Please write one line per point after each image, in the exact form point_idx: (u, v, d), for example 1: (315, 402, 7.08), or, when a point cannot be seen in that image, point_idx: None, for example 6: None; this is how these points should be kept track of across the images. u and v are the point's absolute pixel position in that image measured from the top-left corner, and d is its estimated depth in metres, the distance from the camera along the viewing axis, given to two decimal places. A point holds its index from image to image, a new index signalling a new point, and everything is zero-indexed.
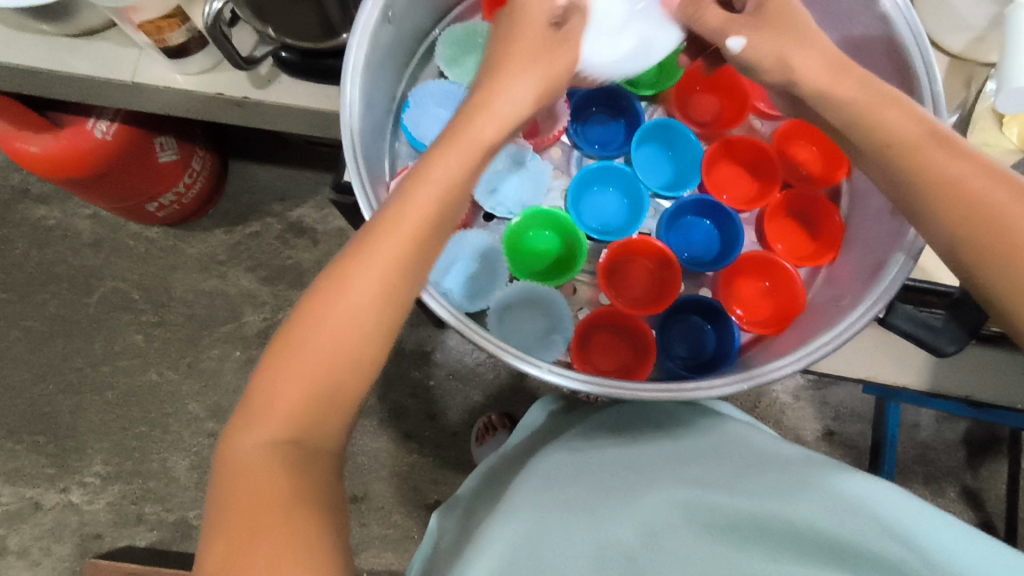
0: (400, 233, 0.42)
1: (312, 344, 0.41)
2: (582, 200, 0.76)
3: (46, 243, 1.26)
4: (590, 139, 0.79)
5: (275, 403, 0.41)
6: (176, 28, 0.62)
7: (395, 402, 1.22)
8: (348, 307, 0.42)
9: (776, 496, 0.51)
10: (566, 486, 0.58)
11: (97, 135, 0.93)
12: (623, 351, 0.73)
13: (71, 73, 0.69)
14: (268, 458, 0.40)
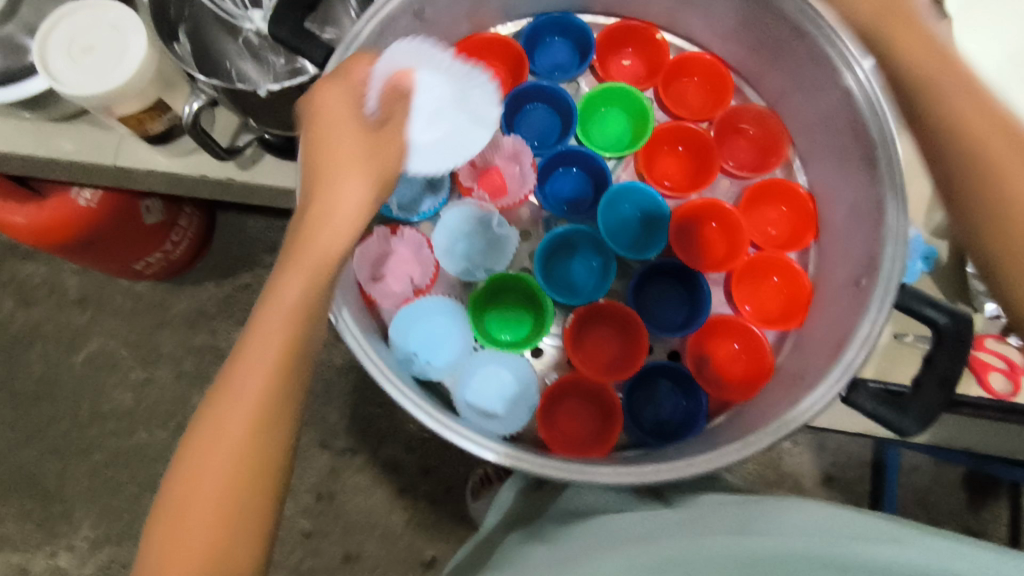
0: (280, 315, 0.42)
1: (213, 432, 0.42)
2: (548, 261, 0.67)
3: (33, 301, 1.25)
4: (557, 197, 0.69)
5: (191, 493, 0.41)
6: (156, 119, 0.62)
7: (389, 457, 1.20)
8: (268, 340, 0.42)
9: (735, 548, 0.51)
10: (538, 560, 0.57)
11: (82, 204, 0.92)
12: (590, 421, 0.64)
13: (51, 157, 0.69)
14: (198, 541, 0.41)
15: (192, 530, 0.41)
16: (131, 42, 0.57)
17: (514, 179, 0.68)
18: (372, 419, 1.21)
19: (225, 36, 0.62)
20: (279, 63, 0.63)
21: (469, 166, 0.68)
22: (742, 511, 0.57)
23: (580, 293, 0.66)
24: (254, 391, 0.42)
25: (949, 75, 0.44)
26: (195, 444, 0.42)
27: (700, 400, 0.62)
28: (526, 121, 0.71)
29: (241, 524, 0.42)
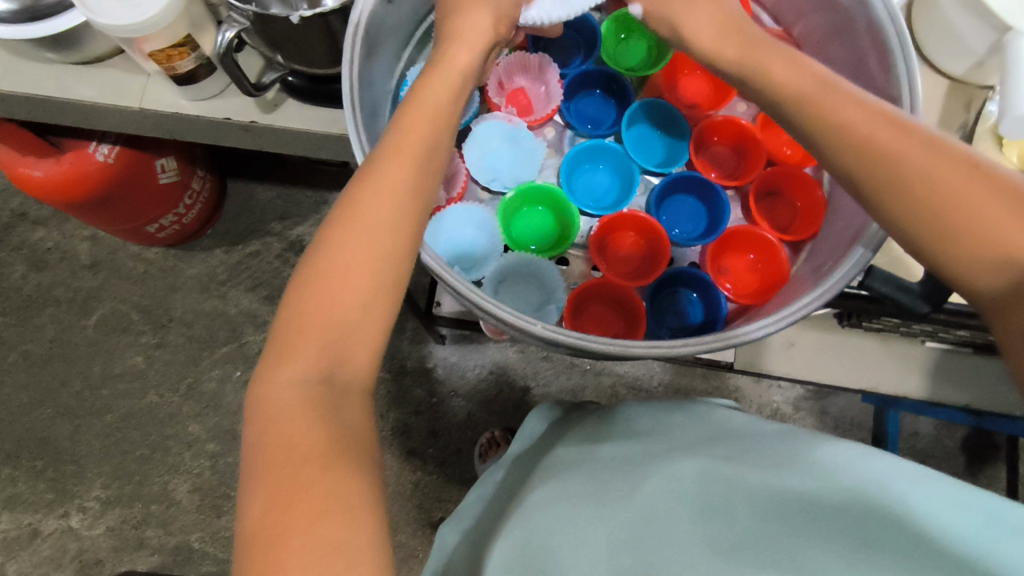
0: (366, 215, 0.44)
1: (302, 327, 0.42)
2: (573, 176, 0.72)
3: (45, 266, 1.26)
4: (581, 118, 0.74)
5: (284, 388, 0.41)
6: (186, 56, 0.63)
7: (398, 419, 1.22)
8: (366, 228, 0.44)
9: (773, 470, 0.49)
10: (568, 481, 0.56)
11: (99, 158, 0.93)
12: (615, 323, 0.69)
13: (78, 100, 0.70)
14: (293, 437, 0.40)
15: (290, 426, 0.40)
16: None
17: (539, 97, 0.74)
18: (381, 383, 1.23)
19: None
20: None
21: (497, 85, 0.73)
22: (798, 442, 0.53)
23: (605, 206, 0.71)
24: (346, 285, 0.43)
25: (837, 103, 0.46)
26: (284, 340, 0.42)
27: (717, 299, 0.66)
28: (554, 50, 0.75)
29: (337, 419, 0.41)
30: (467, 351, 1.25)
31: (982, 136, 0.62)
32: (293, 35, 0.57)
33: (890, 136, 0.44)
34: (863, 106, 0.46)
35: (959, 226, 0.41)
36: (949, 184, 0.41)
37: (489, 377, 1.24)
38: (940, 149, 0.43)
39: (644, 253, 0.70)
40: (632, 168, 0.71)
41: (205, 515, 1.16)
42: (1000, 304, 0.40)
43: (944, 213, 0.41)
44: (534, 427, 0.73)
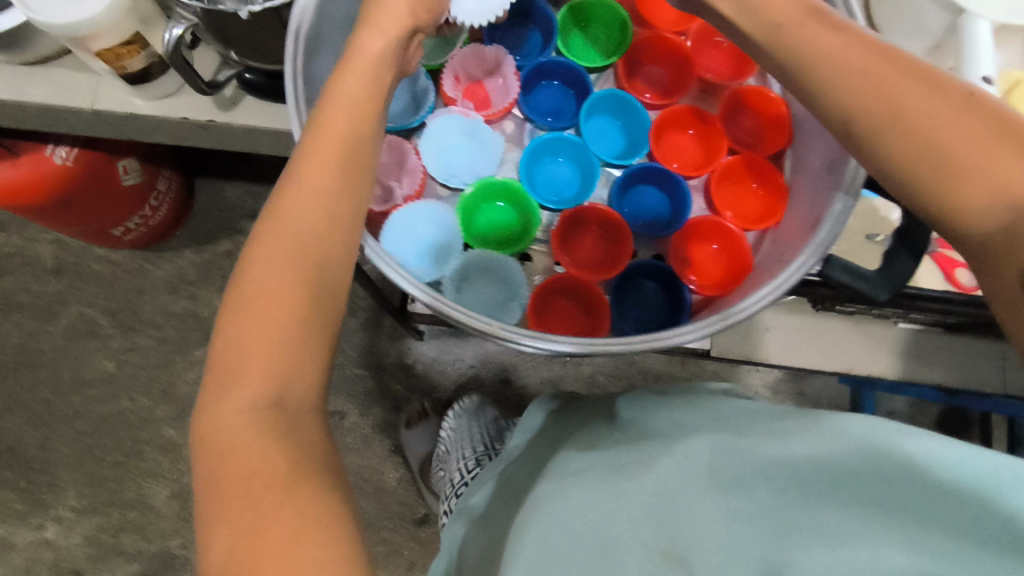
0: (288, 227, 0.43)
1: (241, 347, 0.41)
2: (534, 169, 0.72)
3: (6, 272, 1.22)
4: (540, 108, 0.74)
5: (227, 418, 0.40)
6: (135, 54, 0.61)
7: (377, 416, 1.21)
8: (293, 239, 0.43)
9: (783, 440, 0.49)
10: (582, 469, 0.54)
11: (57, 161, 0.91)
12: (579, 316, 0.69)
13: (24, 101, 0.67)
14: (257, 472, 0.38)
15: (245, 460, 0.39)
16: None
17: (496, 91, 0.73)
18: (360, 380, 1.22)
19: None
20: None
21: (453, 79, 0.72)
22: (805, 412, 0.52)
23: (564, 199, 0.71)
24: (279, 300, 0.41)
25: (827, 36, 0.46)
26: (225, 367, 0.41)
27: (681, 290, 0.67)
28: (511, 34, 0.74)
29: (297, 437, 0.40)
30: (446, 345, 1.24)
31: None
32: (244, 30, 0.56)
33: (885, 70, 0.43)
34: (861, 41, 0.45)
35: (958, 160, 0.39)
36: (944, 117, 0.40)
37: (469, 371, 1.24)
38: (936, 85, 0.42)
39: (607, 247, 0.71)
40: (591, 160, 0.71)
41: (185, 520, 1.15)
42: (994, 245, 0.38)
43: (939, 148, 0.40)
44: (534, 417, 0.75)
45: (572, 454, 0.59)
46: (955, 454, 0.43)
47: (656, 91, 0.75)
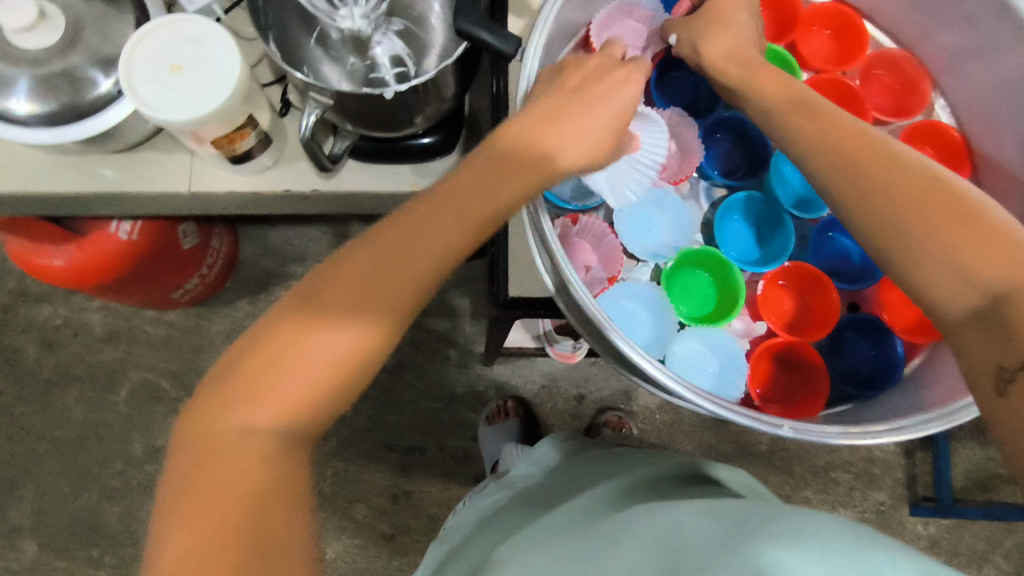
0: (356, 278, 0.44)
1: (285, 382, 0.43)
2: (725, 231, 0.65)
3: (58, 345, 1.19)
4: (712, 163, 0.68)
5: (256, 433, 0.42)
6: (246, 136, 0.59)
7: (458, 449, 1.19)
8: (333, 322, 0.44)
9: (687, 534, 0.47)
10: (554, 515, 0.61)
11: (122, 237, 0.87)
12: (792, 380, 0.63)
13: (121, 192, 0.65)
14: (262, 483, 0.41)
15: (226, 477, 0.40)
16: (223, 57, 0.53)
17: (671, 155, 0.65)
18: (435, 414, 1.20)
19: (301, 30, 0.59)
20: (351, 61, 0.61)
21: None
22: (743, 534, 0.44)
23: (754, 258, 0.65)
24: (330, 350, 0.43)
25: (808, 118, 0.53)
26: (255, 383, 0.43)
27: (896, 345, 0.61)
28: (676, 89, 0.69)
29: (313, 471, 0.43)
30: (515, 368, 1.21)
31: None
32: (376, 105, 0.54)
33: (858, 148, 0.50)
34: (843, 125, 0.51)
35: (920, 234, 0.45)
36: (906, 194, 0.46)
37: (542, 392, 1.21)
38: (904, 166, 0.48)
39: (803, 305, 0.65)
40: (785, 218, 0.65)
41: None
42: (963, 329, 0.43)
43: (905, 219, 0.46)
44: (545, 451, 0.80)
45: (571, 506, 0.61)
46: (771, 545, 0.42)
47: None
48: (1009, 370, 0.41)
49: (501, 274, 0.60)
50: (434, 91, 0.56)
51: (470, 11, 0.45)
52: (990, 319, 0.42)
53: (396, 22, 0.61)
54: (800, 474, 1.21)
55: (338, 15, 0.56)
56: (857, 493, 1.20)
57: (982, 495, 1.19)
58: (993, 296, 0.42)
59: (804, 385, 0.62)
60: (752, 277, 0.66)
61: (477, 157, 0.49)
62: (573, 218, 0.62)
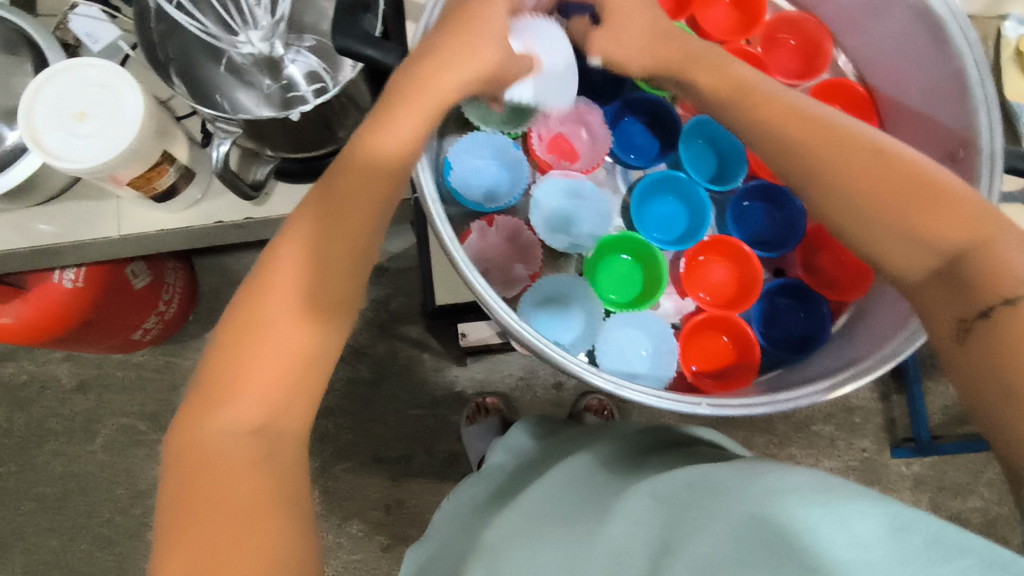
0: (262, 320, 0.40)
1: (224, 449, 0.39)
2: (641, 213, 0.65)
3: (28, 401, 1.17)
4: (627, 146, 0.65)
5: (217, 510, 0.37)
6: (165, 173, 0.58)
7: (445, 451, 1.18)
8: (264, 336, 0.40)
9: (712, 499, 0.44)
10: (547, 501, 0.57)
11: (68, 286, 0.85)
12: (723, 351, 0.63)
13: (50, 244, 0.64)
14: (252, 548, 0.37)
15: (202, 564, 0.36)
16: (125, 97, 0.52)
17: (583, 144, 0.64)
18: (417, 420, 1.19)
19: (207, 59, 0.57)
20: (266, 83, 0.60)
21: (535, 139, 0.63)
22: (757, 488, 0.43)
23: (676, 238, 0.65)
24: (262, 399, 0.40)
25: (755, 101, 0.49)
26: (210, 439, 0.39)
27: (821, 305, 0.62)
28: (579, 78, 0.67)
29: (294, 513, 0.40)
30: (491, 364, 1.21)
31: (1006, 63, 0.63)
32: (289, 130, 0.53)
33: (806, 130, 0.47)
34: (783, 104, 0.48)
35: (883, 219, 0.44)
36: (864, 173, 0.44)
37: (519, 384, 1.21)
38: (853, 143, 0.45)
39: (734, 275, 0.64)
40: (700, 193, 0.63)
41: None
42: (926, 289, 0.45)
43: (873, 206, 0.44)
44: (518, 438, 0.74)
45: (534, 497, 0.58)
46: (799, 508, 0.39)
47: None
48: (968, 322, 0.43)
49: (431, 284, 0.62)
50: (345, 108, 0.55)
51: (353, 26, 0.44)
52: (949, 278, 0.43)
53: (308, 38, 0.61)
54: (783, 431, 1.22)
55: (238, 42, 0.55)
56: (841, 442, 1.22)
57: (961, 429, 1.21)
58: (949, 257, 0.43)
59: (736, 357, 0.62)
60: (676, 256, 0.65)
61: (379, 126, 0.43)
62: (489, 220, 0.62)
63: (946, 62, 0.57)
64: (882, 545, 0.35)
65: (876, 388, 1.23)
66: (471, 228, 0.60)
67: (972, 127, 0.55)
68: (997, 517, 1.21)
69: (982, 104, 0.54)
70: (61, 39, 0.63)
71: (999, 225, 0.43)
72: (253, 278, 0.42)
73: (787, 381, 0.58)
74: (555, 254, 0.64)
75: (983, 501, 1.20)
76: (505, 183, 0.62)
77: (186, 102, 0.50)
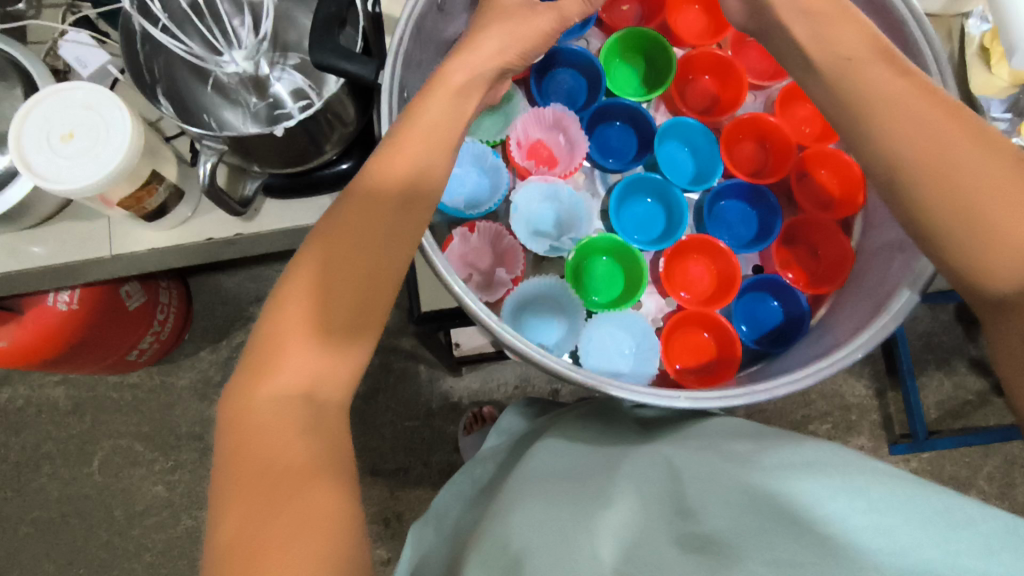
0: (314, 292, 0.42)
1: (272, 414, 0.40)
2: (620, 215, 0.65)
3: (24, 425, 1.17)
4: (604, 152, 0.67)
5: (271, 466, 0.38)
6: (154, 192, 0.59)
7: (443, 461, 1.18)
8: (308, 307, 0.42)
9: (738, 465, 0.47)
10: (553, 457, 0.57)
11: (62, 308, 0.85)
12: (706, 348, 0.64)
13: (43, 265, 0.65)
14: (305, 501, 0.37)
15: (258, 515, 0.36)
16: (113, 118, 0.53)
17: (561, 150, 0.66)
18: (413, 432, 1.19)
19: (194, 80, 0.58)
20: (252, 101, 0.61)
21: (515, 146, 0.64)
22: (768, 466, 0.45)
23: (656, 237, 0.66)
24: (306, 370, 0.41)
25: (886, 75, 0.47)
26: (256, 406, 0.40)
27: (799, 299, 0.62)
28: (553, 86, 0.68)
29: (344, 472, 0.40)
30: (485, 374, 1.22)
31: (971, 59, 0.65)
32: (274, 145, 0.54)
33: (930, 108, 0.45)
34: (908, 83, 0.46)
35: (986, 203, 0.42)
36: (994, 178, 0.42)
37: (515, 392, 1.22)
38: (989, 142, 0.44)
39: (713, 274, 0.66)
40: (677, 193, 0.64)
41: None
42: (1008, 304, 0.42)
43: (982, 189, 0.42)
44: (512, 420, 0.74)
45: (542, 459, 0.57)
46: (809, 483, 0.41)
47: (706, 106, 0.69)
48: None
49: (415, 290, 0.64)
50: (328, 123, 0.56)
51: (326, 41, 0.46)
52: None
53: (292, 56, 0.62)
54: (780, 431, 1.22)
55: (222, 62, 0.56)
56: (837, 441, 1.22)
57: (957, 423, 1.21)
58: None
59: (719, 350, 0.62)
60: (655, 255, 0.66)
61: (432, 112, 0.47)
62: (472, 226, 0.62)
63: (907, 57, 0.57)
64: (893, 511, 0.38)
65: (871, 385, 1.24)
66: (452, 235, 0.60)
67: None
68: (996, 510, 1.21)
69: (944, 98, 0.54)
70: (52, 65, 0.65)
71: None
72: (296, 257, 0.44)
73: (768, 372, 0.58)
74: (539, 259, 0.65)
75: (982, 495, 1.20)
76: (486, 189, 0.63)
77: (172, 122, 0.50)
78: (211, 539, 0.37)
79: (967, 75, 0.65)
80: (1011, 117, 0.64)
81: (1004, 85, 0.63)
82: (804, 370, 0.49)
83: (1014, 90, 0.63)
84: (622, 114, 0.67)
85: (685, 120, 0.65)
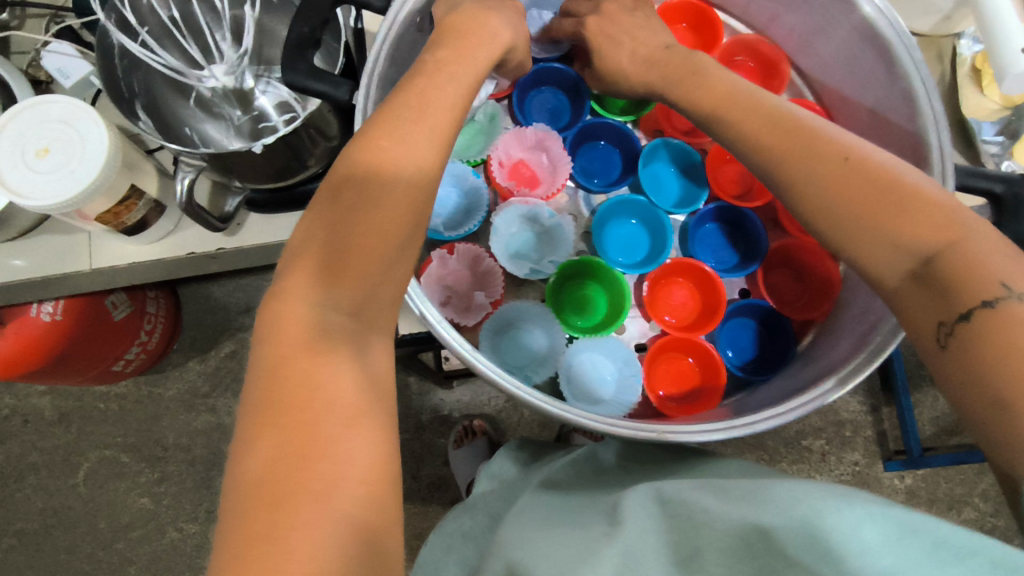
0: (371, 202, 0.39)
1: (321, 333, 0.36)
2: (604, 237, 0.64)
3: (9, 435, 1.16)
4: (587, 172, 0.67)
5: (315, 404, 0.34)
6: (133, 208, 0.58)
7: (432, 475, 1.17)
8: (369, 215, 0.39)
9: (746, 499, 0.43)
10: (544, 507, 0.55)
11: (45, 319, 0.84)
12: (690, 374, 0.63)
13: (21, 279, 0.63)
14: (345, 449, 0.33)
15: (299, 459, 0.32)
16: (90, 133, 0.52)
17: (544, 170, 0.66)
18: (402, 445, 1.18)
19: (174, 96, 0.57)
20: (236, 114, 0.60)
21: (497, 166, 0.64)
22: (775, 498, 0.41)
23: (640, 260, 0.65)
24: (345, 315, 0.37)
25: (735, 113, 0.49)
26: (299, 326, 0.36)
27: (786, 326, 0.62)
28: (536, 104, 0.67)
29: (386, 420, 0.36)
30: (476, 387, 1.21)
31: (962, 81, 0.64)
32: (254, 163, 0.53)
33: (762, 115, 0.47)
34: (761, 110, 0.48)
35: (826, 185, 0.43)
36: (828, 163, 0.43)
37: (506, 406, 1.20)
38: (810, 136, 0.44)
39: (698, 299, 0.65)
40: (661, 215, 0.63)
41: None
42: (903, 294, 0.41)
43: (821, 176, 0.43)
44: (503, 464, 0.70)
45: (527, 509, 0.55)
46: (822, 508, 0.37)
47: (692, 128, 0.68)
48: (949, 325, 0.38)
49: None
50: (309, 140, 0.55)
51: (302, 62, 0.45)
52: (925, 279, 0.39)
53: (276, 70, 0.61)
54: (774, 447, 1.21)
55: (203, 77, 0.55)
56: (832, 457, 1.21)
57: (951, 440, 1.20)
58: (922, 257, 0.39)
59: (703, 379, 0.62)
60: (639, 280, 0.65)
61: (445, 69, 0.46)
62: (450, 248, 0.61)
63: (894, 80, 0.56)
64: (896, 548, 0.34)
65: (865, 401, 1.22)
66: (432, 255, 0.60)
67: (924, 143, 0.54)
68: (992, 529, 1.19)
69: (931, 124, 0.53)
70: (33, 76, 0.64)
71: (973, 225, 0.39)
72: (348, 173, 0.40)
73: (751, 401, 0.57)
74: (521, 280, 0.64)
75: (977, 513, 1.19)
76: (465, 211, 0.63)
77: (150, 138, 0.49)
78: (234, 467, 0.32)
79: (959, 97, 0.64)
80: (1003, 140, 0.63)
81: (995, 107, 0.63)
82: (788, 404, 0.48)
83: (1005, 112, 0.63)
84: (607, 135, 0.67)
85: (670, 142, 0.65)
